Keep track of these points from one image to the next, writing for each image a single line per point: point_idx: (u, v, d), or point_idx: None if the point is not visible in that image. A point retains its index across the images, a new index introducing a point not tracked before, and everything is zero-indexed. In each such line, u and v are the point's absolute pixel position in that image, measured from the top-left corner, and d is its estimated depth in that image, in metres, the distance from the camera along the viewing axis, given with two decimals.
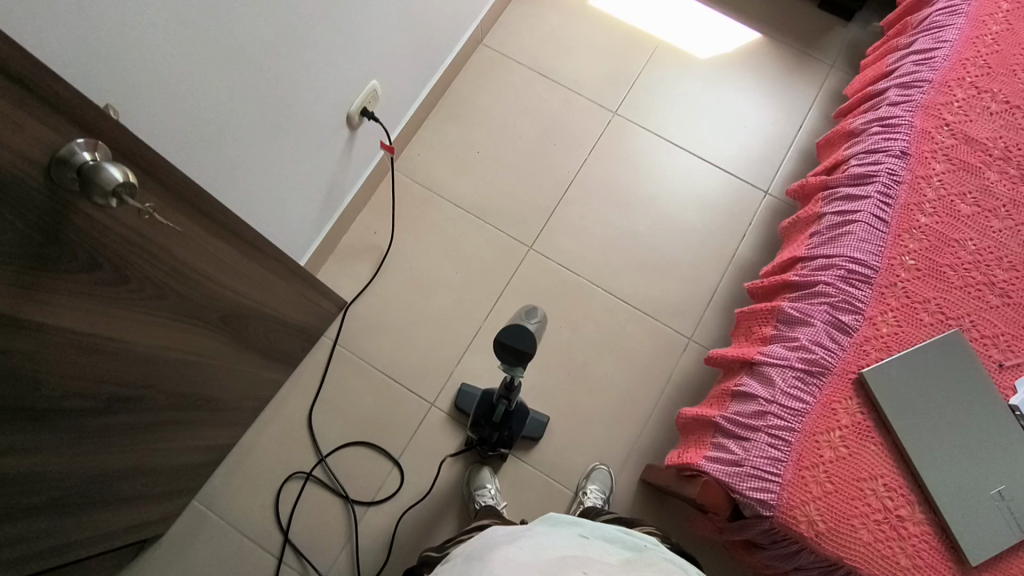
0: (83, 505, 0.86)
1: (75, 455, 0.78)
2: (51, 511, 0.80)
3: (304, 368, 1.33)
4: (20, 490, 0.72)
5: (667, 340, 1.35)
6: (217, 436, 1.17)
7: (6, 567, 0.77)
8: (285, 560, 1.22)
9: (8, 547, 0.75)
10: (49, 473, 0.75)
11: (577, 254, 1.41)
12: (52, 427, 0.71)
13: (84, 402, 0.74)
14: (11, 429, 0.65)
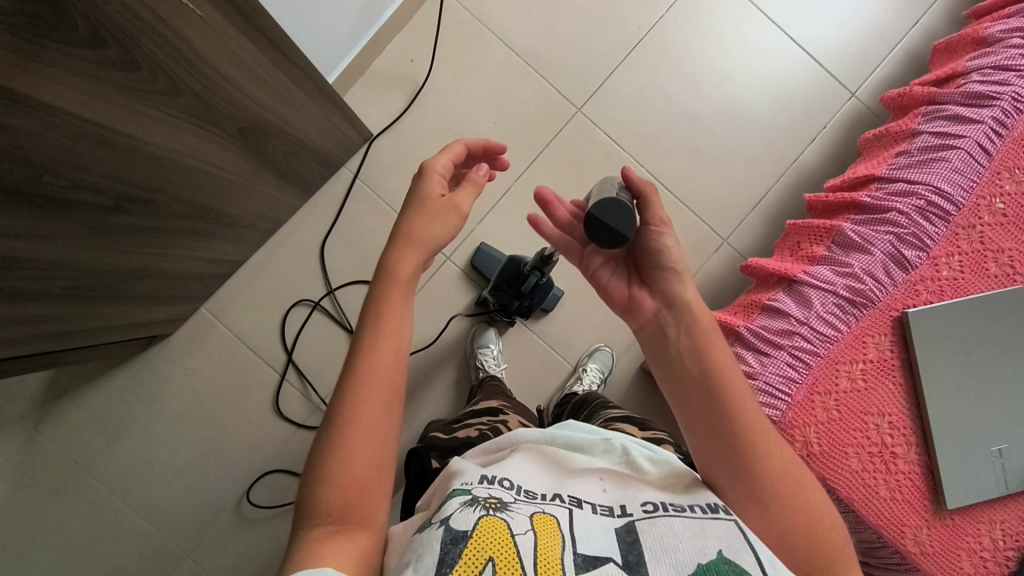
0: (93, 298, 0.85)
1: (85, 249, 0.74)
2: (64, 300, 0.79)
3: (320, 197, 1.27)
4: (30, 276, 0.68)
5: (702, 237, 1.28)
6: (228, 250, 1.15)
7: (18, 344, 0.77)
8: (288, 378, 1.27)
9: (18, 327, 0.74)
10: (61, 264, 0.72)
11: (627, 127, 1.28)
12: (63, 218, 0.66)
13: (98, 199, 0.69)
14: (26, 216, 0.60)
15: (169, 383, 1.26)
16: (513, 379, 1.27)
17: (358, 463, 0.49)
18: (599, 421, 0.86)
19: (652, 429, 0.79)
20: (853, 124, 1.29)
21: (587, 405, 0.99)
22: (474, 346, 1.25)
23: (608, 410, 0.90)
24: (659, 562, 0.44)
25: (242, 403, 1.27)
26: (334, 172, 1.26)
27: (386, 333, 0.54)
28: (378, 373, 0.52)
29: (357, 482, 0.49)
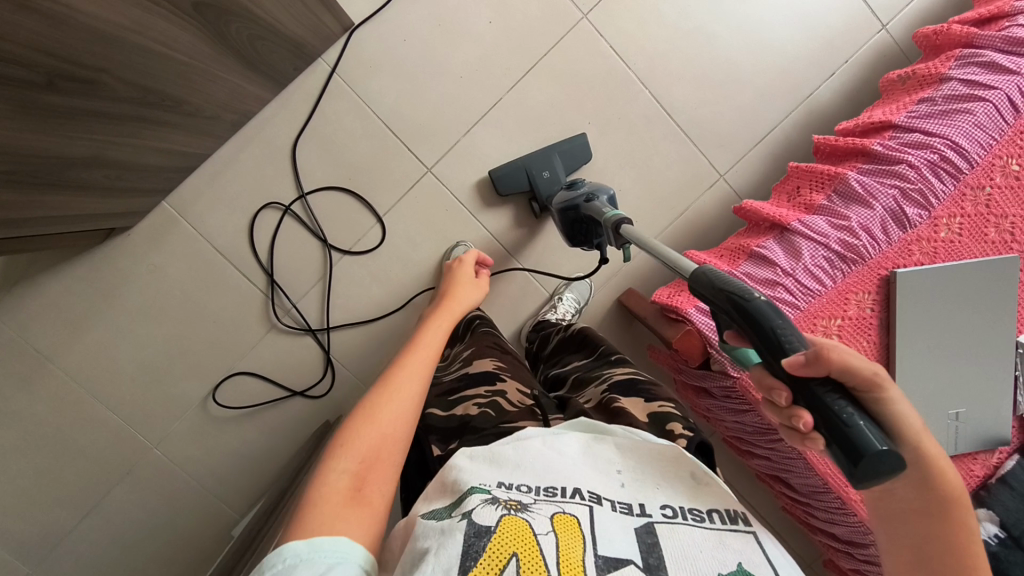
0: (44, 185, 0.78)
1: (21, 132, 0.66)
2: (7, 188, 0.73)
3: (294, 90, 1.16)
4: None
5: (697, 171, 1.22)
6: (190, 143, 1.06)
7: None
8: (257, 283, 1.23)
9: None
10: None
11: (636, 41, 1.17)
12: None
13: (29, 76, 0.61)
14: None
15: (130, 278, 1.21)
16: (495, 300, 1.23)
17: (388, 421, 0.64)
18: (602, 385, 0.81)
19: (657, 398, 0.74)
20: (878, 60, 1.19)
21: (587, 359, 0.94)
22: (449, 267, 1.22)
23: (610, 370, 0.85)
24: (678, 567, 0.43)
25: (209, 304, 1.23)
26: (309, 62, 1.13)
27: (427, 343, 0.81)
28: (414, 366, 0.74)
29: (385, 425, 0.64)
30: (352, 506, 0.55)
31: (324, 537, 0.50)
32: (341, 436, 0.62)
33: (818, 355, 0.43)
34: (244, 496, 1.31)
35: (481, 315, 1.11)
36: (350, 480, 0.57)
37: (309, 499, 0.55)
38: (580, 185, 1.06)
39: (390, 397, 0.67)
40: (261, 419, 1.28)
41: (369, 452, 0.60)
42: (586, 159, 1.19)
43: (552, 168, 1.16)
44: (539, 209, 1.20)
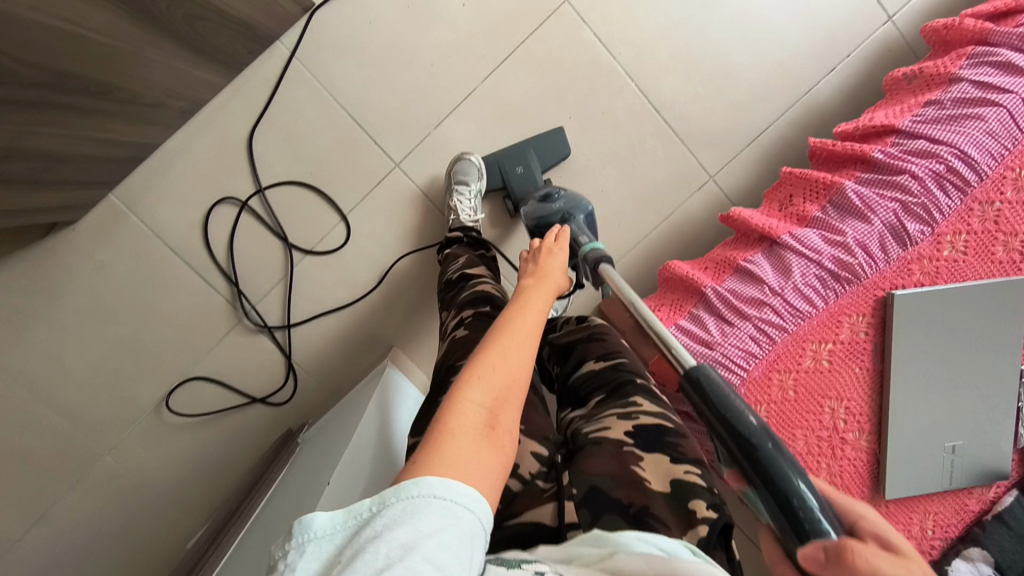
0: None
1: None
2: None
3: (250, 76, 1.07)
4: None
5: (687, 172, 1.13)
6: (133, 132, 0.97)
7: None
8: (212, 282, 1.15)
9: None
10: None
11: (622, 29, 1.08)
12: None
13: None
14: None
15: (75, 277, 1.12)
16: (497, 259, 1.06)
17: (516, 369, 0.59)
18: (626, 423, 0.62)
19: (685, 460, 0.58)
20: (883, 55, 1.11)
21: (604, 363, 0.72)
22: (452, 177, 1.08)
23: (632, 398, 0.65)
24: None
25: (161, 304, 1.15)
26: (266, 45, 1.05)
27: (531, 294, 0.70)
28: (535, 311, 0.67)
29: (506, 373, 0.57)
30: (489, 445, 0.51)
31: (465, 480, 0.47)
32: (470, 369, 0.57)
33: (841, 555, 0.34)
34: (200, 506, 1.24)
35: (485, 280, 0.91)
36: (485, 418, 0.53)
37: (445, 429, 0.51)
38: (554, 197, 0.98)
39: (515, 342, 0.61)
40: (219, 426, 1.21)
41: (502, 391, 0.56)
42: (565, 153, 1.10)
43: (526, 162, 1.08)
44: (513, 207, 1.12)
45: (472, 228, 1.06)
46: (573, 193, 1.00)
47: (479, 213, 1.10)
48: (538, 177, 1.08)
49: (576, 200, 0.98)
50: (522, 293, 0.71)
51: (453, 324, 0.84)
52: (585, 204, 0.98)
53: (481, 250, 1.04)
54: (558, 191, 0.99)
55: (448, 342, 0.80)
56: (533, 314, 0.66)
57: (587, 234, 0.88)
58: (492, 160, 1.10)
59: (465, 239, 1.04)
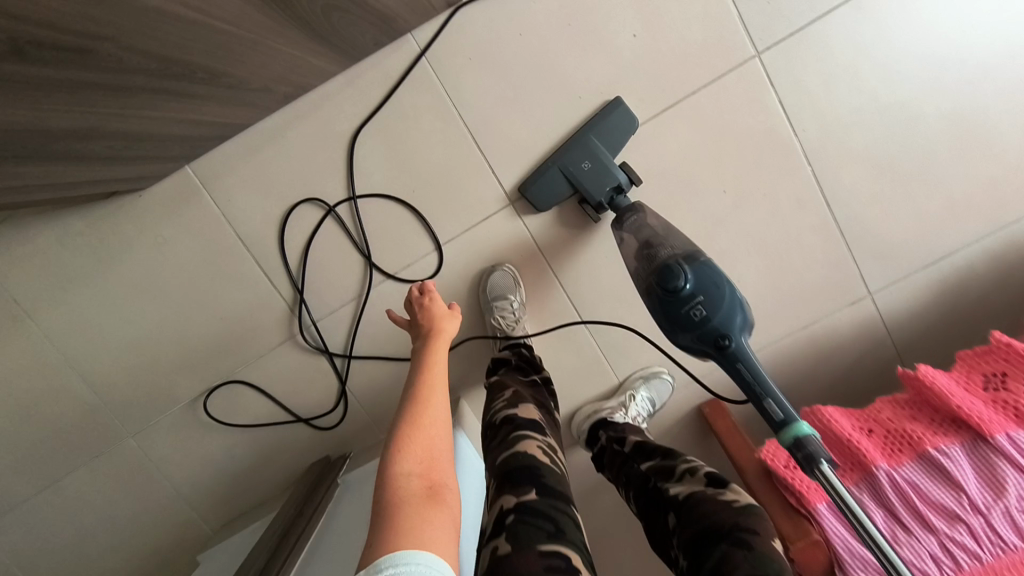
0: (14, 159, 0.59)
1: None
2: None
3: (367, 66, 0.92)
4: None
5: (843, 282, 0.96)
6: (229, 113, 0.83)
7: None
8: (278, 286, 1.02)
9: None
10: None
11: (816, 101, 0.89)
12: None
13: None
14: None
15: (134, 247, 1.01)
16: (550, 384, 0.94)
17: (433, 433, 0.65)
18: None
19: None
20: None
21: None
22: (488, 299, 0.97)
23: None
24: None
25: (218, 296, 1.03)
26: (395, 37, 0.89)
27: (434, 366, 0.77)
28: (438, 375, 0.75)
29: (425, 445, 0.63)
30: (432, 503, 0.56)
31: (425, 543, 0.50)
32: (393, 448, 0.62)
33: None
34: (218, 513, 1.14)
35: (530, 434, 0.73)
36: (418, 482, 0.58)
37: (386, 507, 0.55)
38: (691, 294, 0.76)
39: (426, 411, 0.67)
40: (254, 436, 1.10)
41: (426, 456, 0.61)
42: (632, 125, 0.90)
43: (593, 155, 0.90)
44: (605, 204, 0.91)
45: (520, 341, 0.96)
46: (704, 276, 0.77)
47: (523, 317, 0.98)
48: (611, 165, 0.90)
49: (716, 295, 0.76)
50: (423, 362, 0.79)
51: (493, 522, 0.61)
52: (725, 293, 0.76)
53: (531, 374, 0.92)
54: (687, 275, 0.76)
55: (489, 559, 0.57)
56: (430, 382, 0.73)
57: (775, 396, 0.66)
58: (557, 155, 0.91)
59: (511, 363, 0.92)
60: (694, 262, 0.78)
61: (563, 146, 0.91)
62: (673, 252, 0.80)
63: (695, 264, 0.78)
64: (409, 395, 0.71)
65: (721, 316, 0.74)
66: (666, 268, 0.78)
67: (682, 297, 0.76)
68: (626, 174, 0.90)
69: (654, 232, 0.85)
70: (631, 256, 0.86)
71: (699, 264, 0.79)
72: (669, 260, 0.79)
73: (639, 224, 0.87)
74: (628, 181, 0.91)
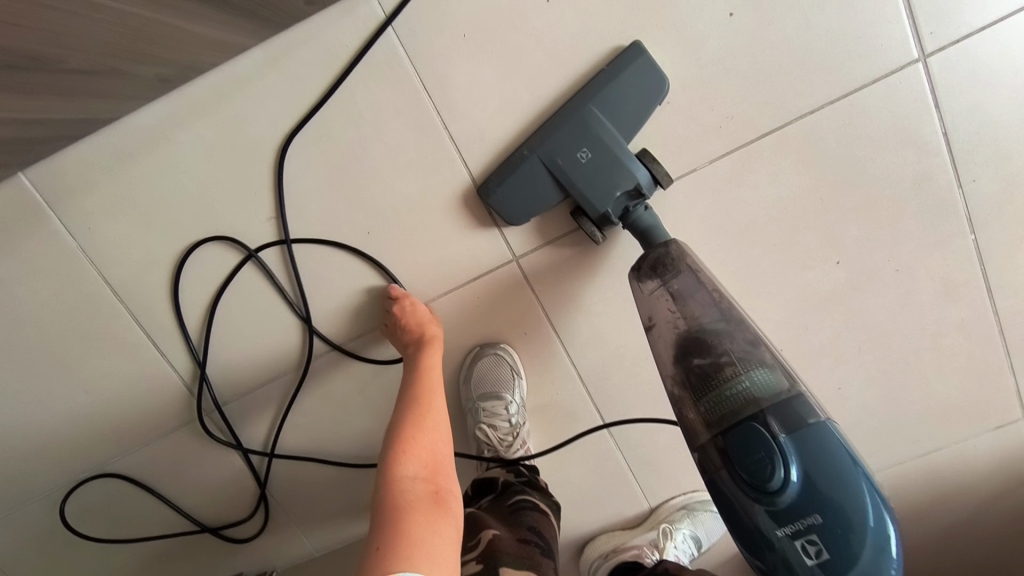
0: None
1: None
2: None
3: (299, 38, 0.58)
4: None
5: (990, 399, 0.67)
6: (52, 104, 0.49)
7: None
8: (167, 352, 0.70)
9: None
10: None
11: (991, 137, 0.58)
12: None
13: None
14: None
15: None
16: (553, 511, 0.62)
17: (434, 431, 0.53)
18: None
19: None
20: None
21: None
22: (473, 395, 0.66)
23: None
24: None
25: (79, 365, 0.70)
26: None
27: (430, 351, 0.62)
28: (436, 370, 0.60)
29: (428, 440, 0.52)
30: (439, 510, 0.46)
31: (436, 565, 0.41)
32: (393, 440, 0.51)
33: None
34: None
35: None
36: (424, 486, 0.48)
37: (387, 509, 0.45)
38: (796, 508, 0.41)
39: (428, 406, 0.55)
40: (141, 547, 0.79)
41: (430, 458, 0.51)
42: (659, 89, 0.55)
43: (595, 138, 0.55)
44: (617, 218, 0.56)
45: (517, 462, 0.66)
46: (823, 470, 0.41)
47: (524, 425, 0.67)
48: (625, 156, 0.55)
49: (843, 514, 0.40)
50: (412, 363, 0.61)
51: None
52: (857, 503, 0.41)
53: (520, 498, 0.60)
54: (784, 460, 0.41)
55: None
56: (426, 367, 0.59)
57: None
58: (540, 136, 0.57)
59: (500, 487, 0.62)
60: (797, 424, 0.42)
61: (551, 122, 0.57)
62: (750, 381, 0.44)
63: (801, 429, 0.42)
64: (406, 383, 0.58)
65: (849, 565, 0.40)
66: (745, 445, 0.42)
67: (777, 508, 0.41)
68: (648, 169, 0.56)
69: (710, 312, 0.47)
70: (665, 346, 0.48)
71: (808, 430, 0.43)
72: (747, 424, 0.42)
73: (686, 286, 0.49)
74: (650, 179, 0.56)
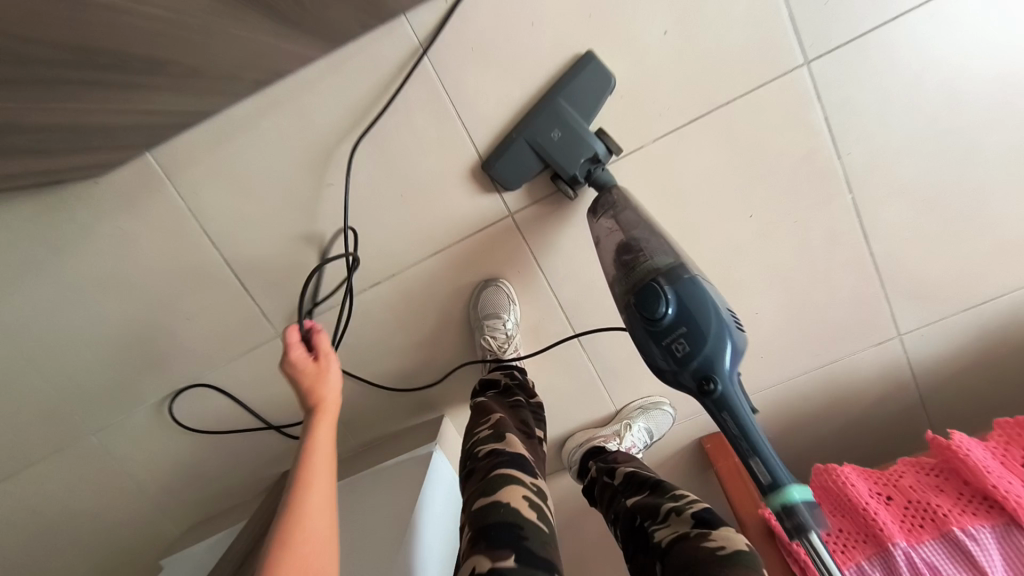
0: None
1: None
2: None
3: (353, 52, 0.80)
4: None
5: (871, 321, 0.88)
6: (185, 101, 0.72)
7: None
8: (249, 287, 0.93)
9: None
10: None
11: (862, 121, 0.79)
12: None
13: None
14: None
15: (91, 238, 0.91)
16: (541, 407, 0.86)
17: (314, 518, 0.58)
18: None
19: None
20: None
21: None
22: (479, 315, 0.88)
23: None
24: None
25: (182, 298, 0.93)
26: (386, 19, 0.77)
27: (320, 430, 0.66)
28: (323, 442, 0.65)
29: (302, 542, 0.55)
30: None
31: None
32: None
33: None
34: (189, 512, 1.10)
35: (513, 482, 0.63)
36: None
37: None
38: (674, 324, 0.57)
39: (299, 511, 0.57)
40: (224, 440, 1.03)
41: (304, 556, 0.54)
42: (608, 83, 0.77)
43: (564, 122, 0.77)
44: (583, 178, 0.79)
45: (513, 364, 0.88)
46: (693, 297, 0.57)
47: (517, 339, 0.89)
48: (585, 134, 0.77)
49: (706, 326, 0.56)
50: (303, 433, 0.66)
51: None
52: (716, 320, 0.57)
53: (516, 395, 0.83)
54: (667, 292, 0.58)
55: None
56: (312, 447, 0.64)
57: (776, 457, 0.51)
58: (524, 121, 0.78)
59: (501, 386, 0.84)
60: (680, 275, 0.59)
61: (532, 111, 0.78)
62: (653, 261, 0.63)
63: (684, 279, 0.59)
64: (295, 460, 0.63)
65: (707, 357, 0.56)
66: (642, 289, 0.60)
67: (661, 326, 0.58)
68: (603, 142, 0.78)
69: (639, 228, 0.68)
70: (609, 254, 0.70)
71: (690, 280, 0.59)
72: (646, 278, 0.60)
73: (626, 216, 0.70)
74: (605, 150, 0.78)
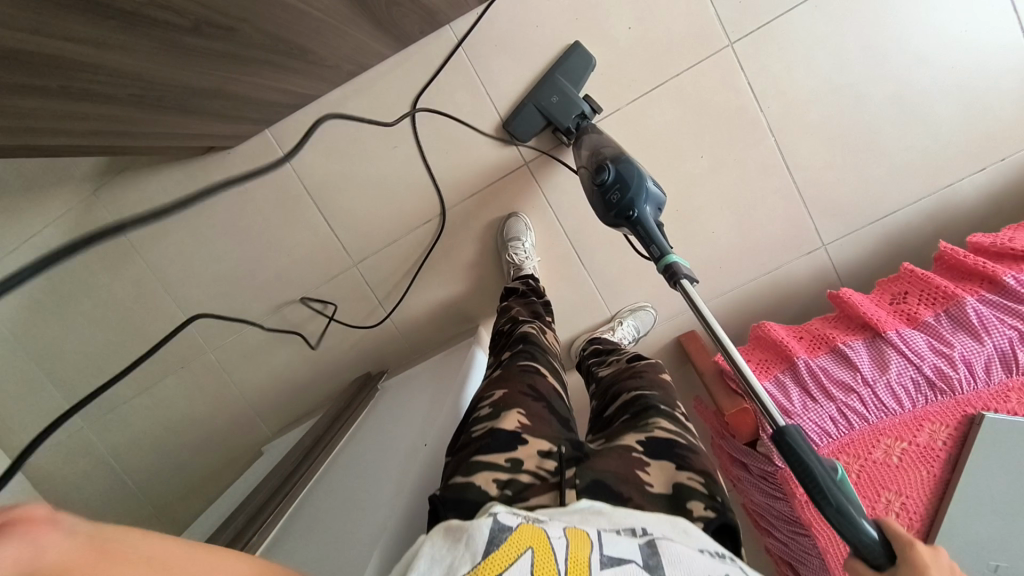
0: (165, 105, 0.83)
1: (155, 61, 0.71)
2: (123, 101, 0.76)
3: (414, 52, 1.14)
4: (79, 73, 0.64)
5: (800, 234, 1.16)
6: (306, 85, 1.06)
7: (81, 128, 0.77)
8: (333, 228, 1.25)
9: (76, 117, 0.74)
10: (115, 67, 0.67)
11: (777, 83, 1.09)
12: (133, 25, 0.62)
13: (172, 16, 0.64)
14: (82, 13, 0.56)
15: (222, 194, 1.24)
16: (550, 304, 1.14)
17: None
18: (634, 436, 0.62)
19: (690, 469, 0.58)
20: None
21: (636, 395, 0.70)
22: (504, 240, 1.19)
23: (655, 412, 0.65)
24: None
25: (286, 238, 1.26)
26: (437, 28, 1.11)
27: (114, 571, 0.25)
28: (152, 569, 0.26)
29: None
30: None
31: None
32: None
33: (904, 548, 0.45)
34: (280, 416, 1.40)
35: (528, 326, 0.92)
36: None
37: None
38: (613, 180, 0.86)
39: None
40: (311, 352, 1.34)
41: None
42: (590, 63, 1.10)
43: (560, 90, 1.09)
44: (574, 129, 1.11)
45: (529, 275, 1.16)
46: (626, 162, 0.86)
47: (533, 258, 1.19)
48: (575, 98, 1.09)
49: (633, 177, 0.85)
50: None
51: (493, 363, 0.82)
52: (641, 174, 0.85)
53: (532, 296, 1.11)
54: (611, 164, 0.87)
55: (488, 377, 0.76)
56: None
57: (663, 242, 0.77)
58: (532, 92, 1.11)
59: (520, 289, 1.12)
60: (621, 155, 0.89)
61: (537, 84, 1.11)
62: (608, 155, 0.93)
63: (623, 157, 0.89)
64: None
65: (632, 194, 0.83)
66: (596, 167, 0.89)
67: (606, 184, 0.86)
68: (588, 104, 1.10)
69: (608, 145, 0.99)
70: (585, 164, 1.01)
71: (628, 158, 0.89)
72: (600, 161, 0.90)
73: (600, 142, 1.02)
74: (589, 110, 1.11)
